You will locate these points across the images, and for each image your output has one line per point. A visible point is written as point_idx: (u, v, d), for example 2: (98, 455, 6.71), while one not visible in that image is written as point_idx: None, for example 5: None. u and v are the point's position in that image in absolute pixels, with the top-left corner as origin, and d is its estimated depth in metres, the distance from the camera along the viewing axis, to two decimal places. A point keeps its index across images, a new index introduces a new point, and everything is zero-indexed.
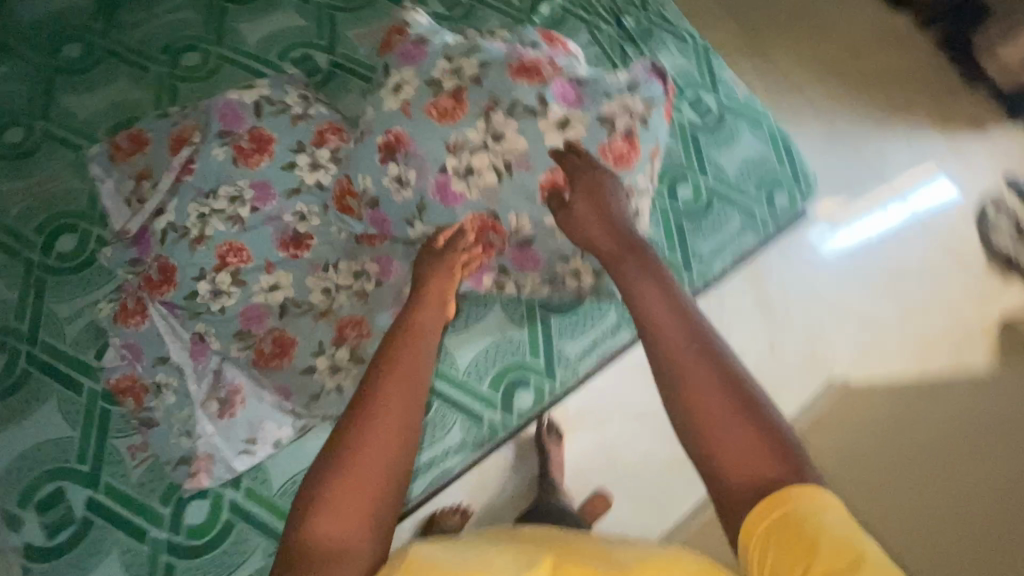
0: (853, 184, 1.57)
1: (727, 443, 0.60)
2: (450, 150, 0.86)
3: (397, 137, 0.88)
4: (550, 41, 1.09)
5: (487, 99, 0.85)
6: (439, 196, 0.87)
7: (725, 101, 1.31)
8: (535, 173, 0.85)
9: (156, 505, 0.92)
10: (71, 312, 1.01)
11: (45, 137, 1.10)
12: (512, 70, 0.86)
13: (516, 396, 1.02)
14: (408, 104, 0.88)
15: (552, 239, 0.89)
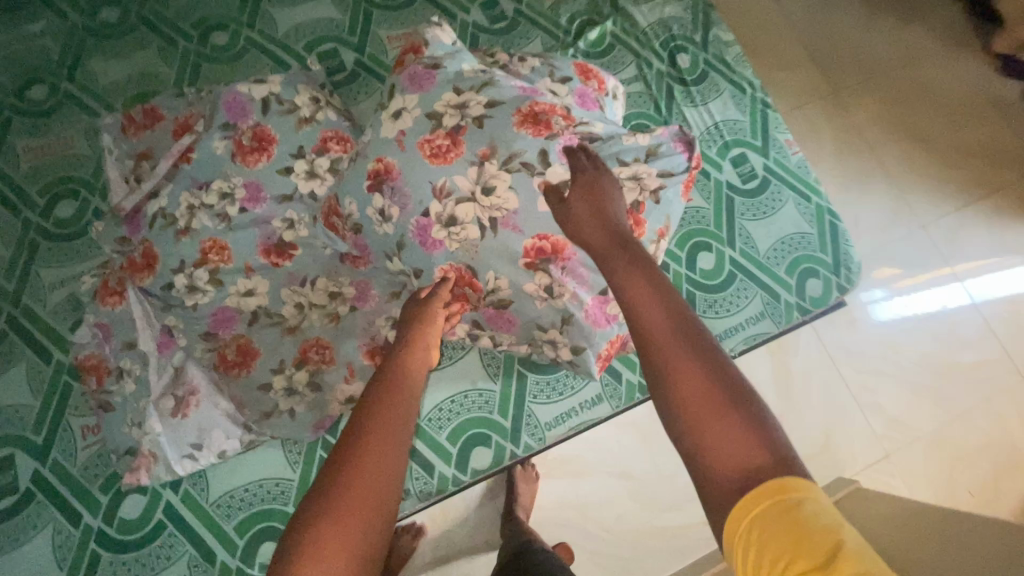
0: (922, 263, 1.49)
1: (716, 441, 0.55)
2: (437, 194, 0.78)
3: (385, 164, 0.82)
4: (585, 75, 1.00)
5: (485, 146, 0.78)
6: (419, 240, 0.80)
7: (774, 165, 1.17)
8: (522, 236, 0.78)
9: (95, 493, 0.92)
10: (56, 280, 1.01)
11: (67, 98, 1.10)
12: (518, 117, 0.79)
13: (473, 452, 0.96)
14: (403, 134, 0.81)
15: (529, 306, 0.81)
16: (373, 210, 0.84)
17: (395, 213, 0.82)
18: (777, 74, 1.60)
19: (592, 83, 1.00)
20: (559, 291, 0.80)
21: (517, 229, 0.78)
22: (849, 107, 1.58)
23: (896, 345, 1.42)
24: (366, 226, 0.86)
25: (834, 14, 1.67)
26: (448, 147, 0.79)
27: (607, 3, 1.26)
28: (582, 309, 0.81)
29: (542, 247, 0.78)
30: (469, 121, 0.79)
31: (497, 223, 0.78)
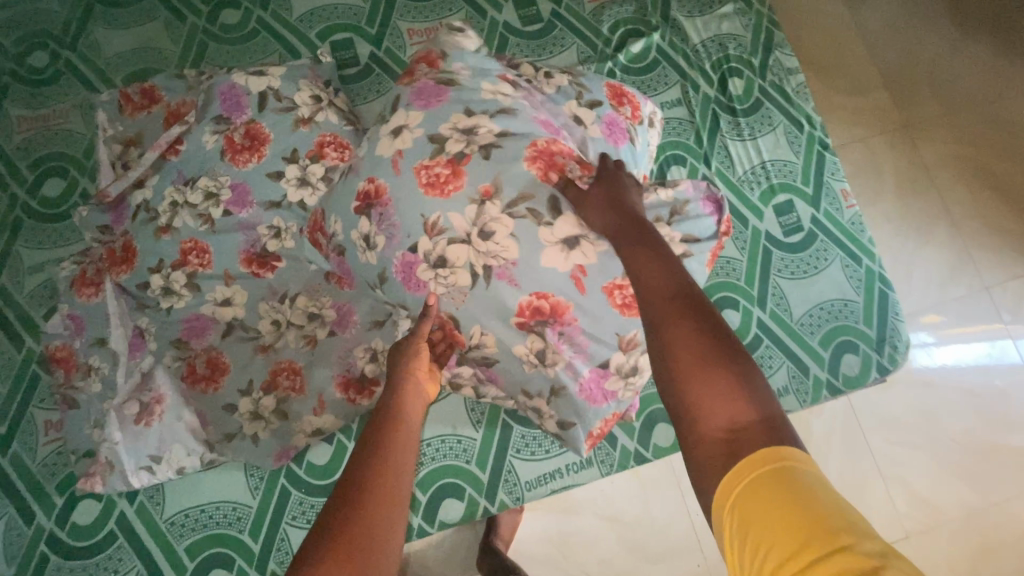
0: (983, 323, 1.31)
1: (704, 396, 0.51)
2: (427, 230, 0.70)
3: (375, 184, 0.73)
4: (618, 98, 0.87)
5: (487, 180, 0.70)
6: (402, 276, 0.72)
7: (824, 217, 1.03)
8: (519, 291, 0.70)
9: (51, 493, 0.88)
10: (36, 263, 0.97)
11: (66, 68, 1.05)
12: (528, 154, 0.71)
13: (443, 503, 0.89)
14: (400, 155, 0.72)
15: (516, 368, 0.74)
16: (354, 237, 0.75)
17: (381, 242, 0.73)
18: (844, 99, 1.42)
19: (625, 109, 0.86)
20: (553, 358, 0.73)
21: (513, 283, 0.69)
22: (920, 145, 1.39)
23: (935, 417, 1.27)
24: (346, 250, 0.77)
25: (921, 37, 1.47)
26: (448, 178, 0.70)
27: (657, 12, 1.13)
28: (574, 380, 0.74)
29: (540, 308, 0.70)
30: (475, 149, 0.70)
31: (493, 274, 0.69)
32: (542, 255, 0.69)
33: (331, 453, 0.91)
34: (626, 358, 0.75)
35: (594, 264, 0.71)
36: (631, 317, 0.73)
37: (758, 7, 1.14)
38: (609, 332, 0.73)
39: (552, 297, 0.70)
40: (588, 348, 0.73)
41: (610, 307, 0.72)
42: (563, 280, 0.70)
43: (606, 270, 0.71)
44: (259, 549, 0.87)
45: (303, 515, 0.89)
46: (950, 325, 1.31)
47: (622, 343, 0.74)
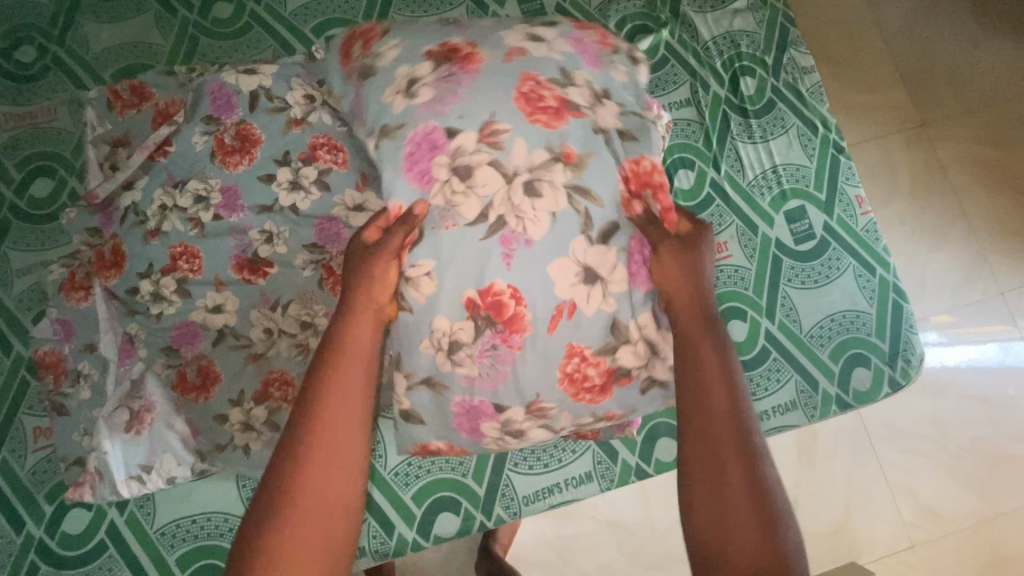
0: (997, 328, 1.27)
1: (735, 539, 0.54)
2: (484, 127, 0.69)
3: (473, 50, 0.74)
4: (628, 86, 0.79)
5: (576, 148, 0.70)
6: (416, 146, 0.69)
7: (838, 225, 1.00)
8: (504, 273, 0.67)
9: (41, 502, 0.87)
10: (24, 265, 0.95)
11: (53, 63, 1.02)
12: (627, 165, 0.71)
13: (438, 517, 0.87)
14: (519, 57, 0.73)
15: (425, 360, 0.70)
16: (400, 78, 0.73)
17: (425, 98, 0.71)
18: (860, 95, 1.36)
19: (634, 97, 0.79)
20: (463, 356, 0.69)
21: (506, 264, 0.67)
22: (938, 145, 1.34)
23: (944, 427, 1.24)
24: (377, 84, 0.74)
25: (942, 32, 1.41)
26: (549, 114, 0.70)
27: (666, 6, 1.08)
28: (454, 398, 0.70)
29: (503, 304, 0.67)
30: (593, 117, 0.71)
31: (498, 234, 0.67)
32: (547, 270, 0.67)
33: None
34: (520, 421, 0.71)
35: (586, 317, 0.68)
36: (563, 390, 0.70)
37: (772, 2, 1.09)
38: (534, 386, 0.69)
39: (523, 306, 0.67)
40: (494, 381, 0.70)
41: (557, 366, 0.69)
42: (545, 306, 0.67)
43: (584, 332, 0.69)
44: None
45: None
46: (964, 329, 1.27)
47: (529, 403, 0.70)
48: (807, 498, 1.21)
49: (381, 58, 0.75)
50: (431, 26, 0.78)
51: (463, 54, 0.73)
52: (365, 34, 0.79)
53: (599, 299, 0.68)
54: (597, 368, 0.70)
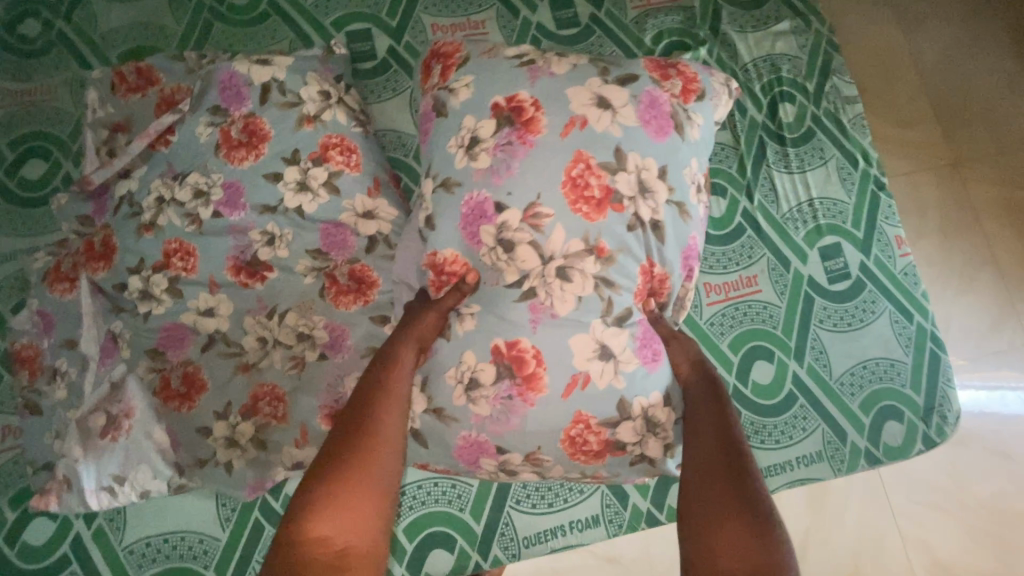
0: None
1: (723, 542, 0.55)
2: (529, 208, 0.67)
3: (537, 113, 0.70)
4: (661, 128, 0.72)
5: (611, 243, 0.68)
6: (469, 207, 0.69)
7: (875, 266, 0.94)
8: (529, 335, 0.68)
9: (3, 507, 0.80)
10: (9, 251, 0.89)
11: (58, 39, 0.97)
12: (645, 266, 0.71)
13: (430, 555, 0.80)
14: (586, 123, 0.70)
15: (445, 392, 0.70)
16: (464, 128, 0.72)
17: (484, 161, 0.70)
18: (894, 130, 1.31)
19: (664, 135, 0.72)
20: (479, 396, 0.68)
21: (532, 326, 0.68)
22: (972, 185, 1.28)
23: (964, 483, 1.14)
24: (444, 126, 0.74)
25: (982, 69, 1.36)
26: (591, 205, 0.68)
27: (705, 24, 1.03)
28: (457, 435, 0.70)
29: (523, 359, 0.67)
30: (634, 210, 0.69)
31: (530, 302, 0.68)
32: (568, 340, 0.67)
33: None
34: (516, 465, 0.70)
35: (597, 390, 0.68)
36: (561, 449, 0.69)
37: (817, 27, 1.04)
38: (529, 443, 0.69)
39: (541, 367, 0.67)
40: (501, 427, 0.68)
41: (561, 427, 0.68)
42: (561, 372, 0.67)
43: (595, 403, 0.68)
44: None
45: None
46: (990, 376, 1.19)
47: (528, 453, 0.70)
48: (811, 546, 1.11)
49: (453, 97, 0.74)
50: (508, 64, 0.74)
51: (525, 117, 0.70)
52: (446, 58, 0.76)
53: (608, 377, 0.68)
54: (598, 437, 0.69)
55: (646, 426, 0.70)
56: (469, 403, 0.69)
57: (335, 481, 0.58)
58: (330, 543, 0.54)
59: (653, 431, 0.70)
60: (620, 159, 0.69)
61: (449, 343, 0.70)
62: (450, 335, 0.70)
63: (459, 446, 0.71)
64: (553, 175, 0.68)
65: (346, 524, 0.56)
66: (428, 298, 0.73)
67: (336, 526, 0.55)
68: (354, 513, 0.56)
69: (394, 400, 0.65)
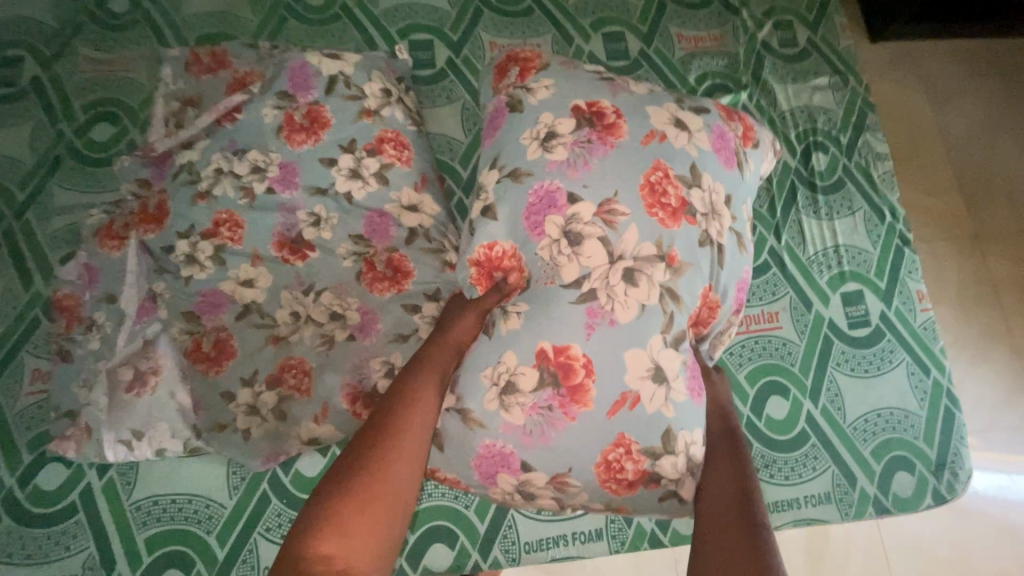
0: None
1: None
2: (602, 207, 0.70)
3: (618, 120, 0.75)
4: (729, 157, 0.78)
5: (681, 253, 0.70)
6: (538, 196, 0.72)
7: (895, 317, 0.96)
8: (586, 342, 0.68)
9: (21, 448, 0.81)
10: (66, 204, 0.93)
11: (142, 18, 1.04)
12: (705, 290, 0.73)
13: (430, 548, 0.80)
14: (666, 137, 0.75)
15: (478, 392, 0.70)
16: (541, 123, 0.75)
17: (559, 155, 0.73)
18: (918, 196, 1.34)
19: (733, 164, 0.78)
20: (513, 404, 0.68)
21: (586, 334, 0.68)
22: (991, 260, 1.30)
23: (969, 558, 1.08)
24: (519, 119, 0.77)
25: (1007, 151, 1.40)
26: (667, 212, 0.71)
27: (748, 71, 1.08)
28: (480, 442, 0.70)
29: (571, 366, 0.67)
30: (705, 226, 0.72)
31: (588, 305, 0.68)
32: (623, 354, 0.68)
33: (322, 466, 0.83)
34: (537, 486, 0.70)
35: (643, 412, 0.68)
36: (594, 474, 0.69)
37: (854, 85, 1.09)
38: (561, 463, 0.68)
39: (589, 379, 0.68)
40: (532, 440, 0.69)
41: (601, 450, 0.68)
42: (610, 389, 0.68)
43: (639, 427, 0.68)
44: (224, 555, 0.79)
45: (279, 530, 0.80)
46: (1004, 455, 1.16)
47: (554, 475, 0.70)
48: None
49: (530, 95, 0.78)
50: (575, 81, 0.78)
51: (607, 123, 0.75)
52: (526, 62, 0.81)
53: (657, 402, 0.68)
54: (635, 466, 0.68)
55: (688, 465, 0.69)
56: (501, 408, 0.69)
57: (343, 498, 0.58)
58: (332, 560, 0.54)
59: (692, 469, 0.70)
60: (695, 176, 0.74)
61: (489, 341, 0.72)
62: (492, 332, 0.72)
63: (480, 455, 0.71)
64: (634, 177, 0.72)
65: (350, 544, 0.56)
66: (467, 300, 0.77)
67: (338, 550, 0.55)
68: (357, 534, 0.56)
69: (417, 422, 0.66)
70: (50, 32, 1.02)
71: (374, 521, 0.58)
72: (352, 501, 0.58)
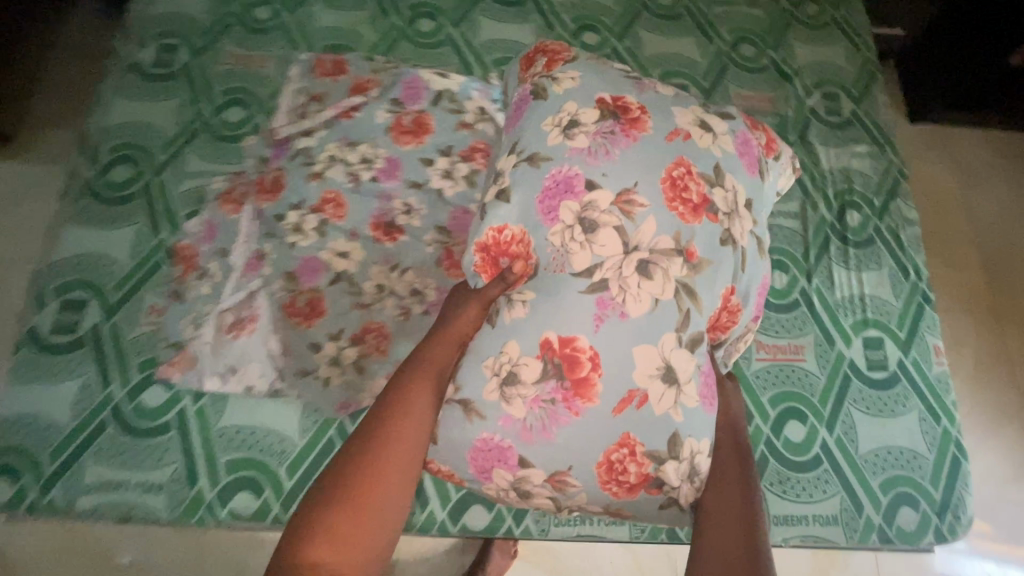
0: None
1: None
2: (620, 195, 0.79)
3: (642, 116, 0.86)
4: (751, 163, 0.90)
5: (700, 249, 0.79)
6: (552, 183, 0.80)
7: (912, 366, 1.04)
8: (593, 336, 0.75)
9: (132, 368, 0.94)
10: (195, 170, 1.09)
11: (280, 25, 1.22)
12: (727, 289, 0.82)
13: (470, 509, 0.89)
14: (690, 137, 0.86)
15: (479, 380, 0.77)
16: (564, 112, 0.86)
17: (580, 143, 0.83)
18: (942, 270, 1.43)
19: (754, 170, 0.90)
20: (513, 395, 0.76)
21: (595, 328, 0.75)
22: (1009, 338, 1.37)
23: None
24: (544, 108, 0.87)
25: None
26: (687, 207, 0.81)
27: (795, 131, 1.21)
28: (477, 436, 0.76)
29: (576, 360, 0.75)
30: (726, 224, 0.83)
31: (598, 295, 0.76)
32: (633, 351, 0.75)
33: None
34: (533, 484, 0.77)
35: (640, 415, 0.75)
36: (593, 476, 0.76)
37: (890, 156, 1.21)
38: (563, 461, 0.75)
39: (595, 372, 0.75)
40: (532, 435, 0.75)
41: (601, 453, 0.75)
42: (619, 387, 0.75)
43: (641, 427, 0.74)
44: (290, 486, 0.89)
45: None
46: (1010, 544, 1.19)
47: (552, 474, 0.76)
48: None
49: (556, 85, 0.89)
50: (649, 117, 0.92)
51: (632, 117, 0.85)
52: (554, 56, 0.94)
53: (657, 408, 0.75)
54: (638, 469, 0.75)
55: (689, 470, 0.76)
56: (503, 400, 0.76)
57: (333, 509, 0.63)
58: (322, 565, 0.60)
59: (691, 479, 0.76)
60: (718, 176, 0.85)
61: (493, 330, 0.79)
62: (496, 319, 0.80)
63: (475, 448, 0.77)
64: (657, 173, 0.81)
65: (341, 550, 0.61)
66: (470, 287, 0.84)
67: (326, 553, 0.60)
68: (347, 540, 0.61)
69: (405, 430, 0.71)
70: (203, 28, 1.21)
71: (361, 528, 0.63)
72: (342, 511, 0.63)
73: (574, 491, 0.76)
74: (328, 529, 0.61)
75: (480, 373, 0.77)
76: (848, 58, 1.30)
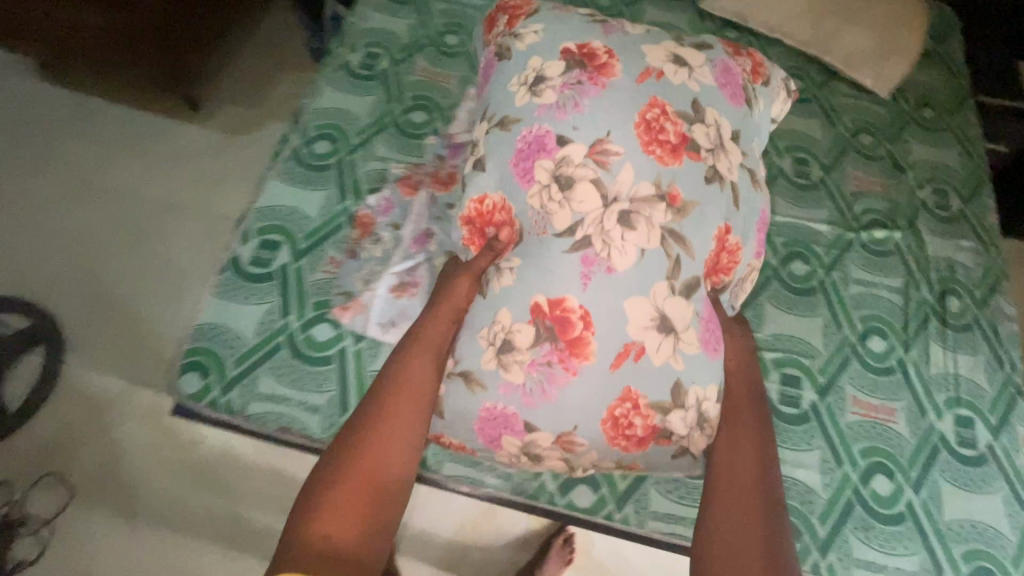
0: None
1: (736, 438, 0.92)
2: (596, 144, 0.94)
3: (607, 59, 1.00)
4: (733, 97, 1.06)
5: (679, 188, 0.94)
6: (524, 151, 0.97)
7: (1002, 449, 1.10)
8: (580, 296, 0.89)
9: (308, 305, 1.10)
10: (381, 155, 1.28)
11: (466, 53, 1.44)
12: (721, 229, 0.97)
13: (577, 487, 1.02)
14: (661, 76, 1.00)
15: (476, 351, 0.93)
16: (530, 72, 1.03)
17: (547, 97, 0.99)
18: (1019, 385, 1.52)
19: (738, 105, 1.06)
20: (509, 359, 0.90)
21: (582, 287, 0.89)
22: None
23: None
24: (510, 72, 1.05)
25: None
26: (662, 148, 0.94)
27: (904, 216, 1.32)
28: (481, 406, 0.91)
29: (568, 325, 0.89)
30: (707, 161, 0.97)
31: (583, 255, 0.90)
32: (624, 306, 0.89)
33: None
34: (542, 447, 0.91)
35: (627, 371, 0.89)
36: (602, 431, 0.90)
37: (993, 255, 1.30)
38: (567, 421, 0.89)
39: (587, 332, 0.89)
40: (534, 399, 0.90)
41: (597, 422, 0.90)
42: (614, 347, 0.89)
43: (641, 380, 0.89)
44: None
45: None
46: None
47: (560, 435, 0.90)
48: None
49: (518, 40, 1.08)
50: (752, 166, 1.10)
51: (597, 63, 1.00)
52: (514, 15, 1.13)
53: (641, 375, 0.89)
54: (644, 421, 0.90)
55: (695, 418, 0.91)
56: (500, 367, 0.91)
57: (329, 494, 0.79)
58: (324, 539, 0.75)
59: (700, 426, 0.92)
60: (696, 113, 0.99)
61: (486, 301, 0.95)
62: (490, 285, 0.95)
63: (482, 419, 0.93)
64: (630, 118, 0.95)
65: (338, 527, 0.77)
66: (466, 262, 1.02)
67: (336, 529, 0.76)
68: (342, 517, 0.78)
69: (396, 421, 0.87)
70: (401, 44, 1.44)
71: (353, 507, 0.79)
72: (338, 494, 0.79)
73: (582, 448, 0.90)
74: (335, 509, 0.78)
75: (477, 343, 0.93)
76: (960, 161, 1.42)
